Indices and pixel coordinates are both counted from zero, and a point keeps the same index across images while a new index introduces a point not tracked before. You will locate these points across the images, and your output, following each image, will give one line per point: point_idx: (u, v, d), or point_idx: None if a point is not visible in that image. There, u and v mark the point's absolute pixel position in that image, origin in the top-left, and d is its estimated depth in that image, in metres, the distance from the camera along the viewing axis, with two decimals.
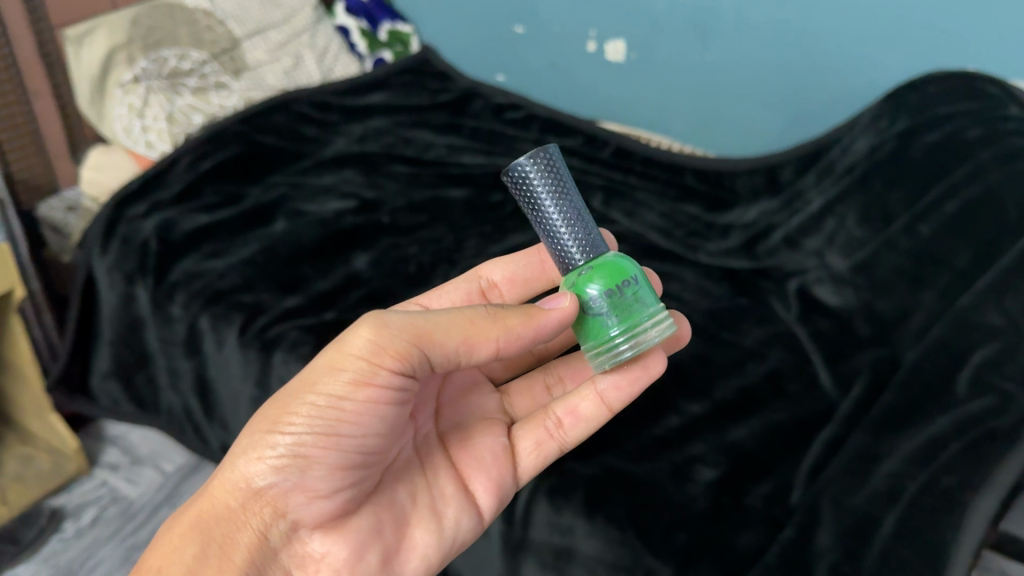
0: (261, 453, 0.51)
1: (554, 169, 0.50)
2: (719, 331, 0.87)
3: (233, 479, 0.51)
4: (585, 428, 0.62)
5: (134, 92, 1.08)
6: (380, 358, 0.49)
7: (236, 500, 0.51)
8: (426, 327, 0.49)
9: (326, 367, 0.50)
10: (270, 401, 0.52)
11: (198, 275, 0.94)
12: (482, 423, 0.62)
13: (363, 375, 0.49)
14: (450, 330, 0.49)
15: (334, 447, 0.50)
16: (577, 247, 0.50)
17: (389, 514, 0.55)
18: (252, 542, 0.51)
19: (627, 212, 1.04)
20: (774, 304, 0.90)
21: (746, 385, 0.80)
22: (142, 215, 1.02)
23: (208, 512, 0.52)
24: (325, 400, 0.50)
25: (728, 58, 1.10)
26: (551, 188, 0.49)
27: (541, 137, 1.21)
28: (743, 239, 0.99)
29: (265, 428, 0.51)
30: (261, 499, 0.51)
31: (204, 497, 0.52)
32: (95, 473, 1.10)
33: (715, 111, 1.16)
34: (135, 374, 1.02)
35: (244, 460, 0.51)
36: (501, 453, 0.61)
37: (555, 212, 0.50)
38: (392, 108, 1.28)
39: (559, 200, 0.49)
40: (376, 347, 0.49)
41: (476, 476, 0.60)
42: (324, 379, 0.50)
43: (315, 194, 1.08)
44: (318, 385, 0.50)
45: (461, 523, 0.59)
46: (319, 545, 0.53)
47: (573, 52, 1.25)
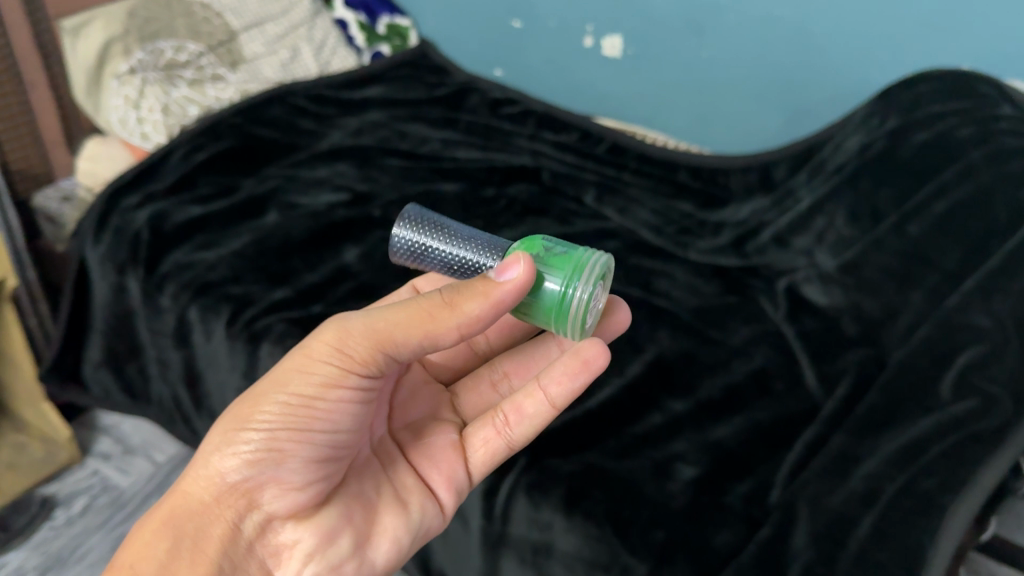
0: (234, 449, 0.51)
1: (425, 219, 0.56)
2: (705, 329, 0.87)
3: (206, 475, 0.51)
4: (531, 424, 0.59)
5: (130, 83, 1.09)
6: (351, 365, 0.50)
7: (209, 494, 0.51)
8: (387, 329, 0.49)
9: (297, 369, 0.51)
10: (241, 400, 0.53)
11: (189, 267, 0.95)
12: (434, 422, 0.62)
13: (333, 377, 0.50)
14: (406, 325, 0.48)
15: (308, 442, 0.51)
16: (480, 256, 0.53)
17: (358, 505, 0.55)
18: (224, 534, 0.51)
19: (619, 209, 1.04)
20: (763, 303, 0.90)
21: (731, 384, 0.80)
22: (135, 205, 1.03)
23: (182, 507, 0.51)
24: (297, 398, 0.50)
25: (724, 55, 1.09)
26: (427, 233, 0.55)
27: (537, 133, 1.21)
28: (733, 237, 0.99)
29: (236, 424, 0.51)
30: (234, 492, 0.51)
31: (175, 494, 0.52)
32: (87, 462, 1.10)
33: (710, 108, 1.15)
34: (127, 364, 1.02)
35: (217, 455, 0.51)
36: (455, 449, 0.61)
37: (443, 246, 0.54)
38: (389, 101, 1.28)
39: (440, 236, 0.55)
40: (344, 354, 0.50)
41: (433, 471, 0.59)
42: (294, 378, 0.51)
43: (309, 187, 1.08)
44: (289, 384, 0.51)
45: (429, 514, 0.59)
46: (291, 534, 0.53)
47: (570, 48, 1.24)
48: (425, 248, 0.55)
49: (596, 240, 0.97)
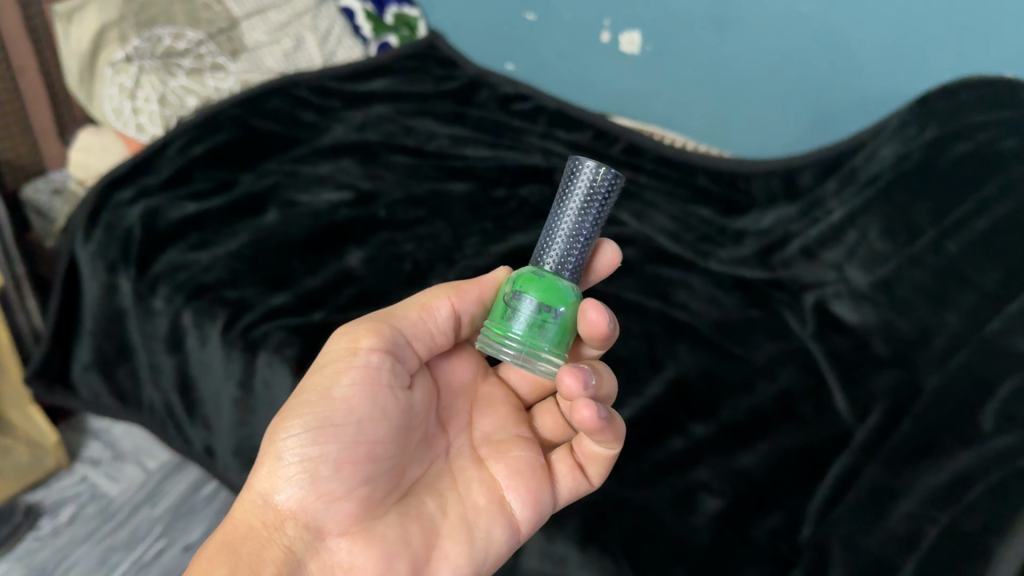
0: (270, 468, 0.49)
1: (571, 263, 0.51)
2: (727, 344, 0.82)
3: (250, 501, 0.49)
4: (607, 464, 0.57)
5: (126, 72, 1.04)
6: (357, 340, 0.51)
7: (256, 518, 0.49)
8: (386, 311, 0.54)
9: (315, 370, 0.52)
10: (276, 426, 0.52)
11: (183, 268, 0.90)
12: (515, 438, 0.58)
13: (344, 361, 0.51)
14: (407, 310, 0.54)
15: (338, 440, 0.49)
16: (564, 227, 0.51)
17: (416, 522, 0.52)
18: (280, 556, 0.47)
19: (636, 213, 0.98)
20: (789, 318, 0.85)
21: (755, 407, 0.75)
22: (128, 200, 0.98)
23: (232, 535, 0.48)
24: (316, 394, 0.50)
25: (749, 54, 1.04)
26: (568, 248, 0.51)
27: (549, 130, 1.16)
28: (758, 248, 0.94)
29: (269, 444, 0.50)
30: (281, 513, 0.49)
31: (223, 531, 0.49)
32: (75, 467, 1.06)
33: (732, 110, 1.10)
34: (117, 368, 0.98)
35: (256, 478, 0.50)
36: (538, 468, 0.57)
37: (563, 229, 0.51)
38: (395, 95, 1.22)
39: (564, 250, 0.51)
40: (351, 334, 0.52)
41: (512, 487, 0.55)
42: (312, 378, 0.51)
43: (310, 184, 1.03)
44: (306, 387, 0.51)
45: (498, 532, 0.54)
46: (347, 554, 0.49)
47: (586, 43, 1.18)
48: (575, 236, 0.51)
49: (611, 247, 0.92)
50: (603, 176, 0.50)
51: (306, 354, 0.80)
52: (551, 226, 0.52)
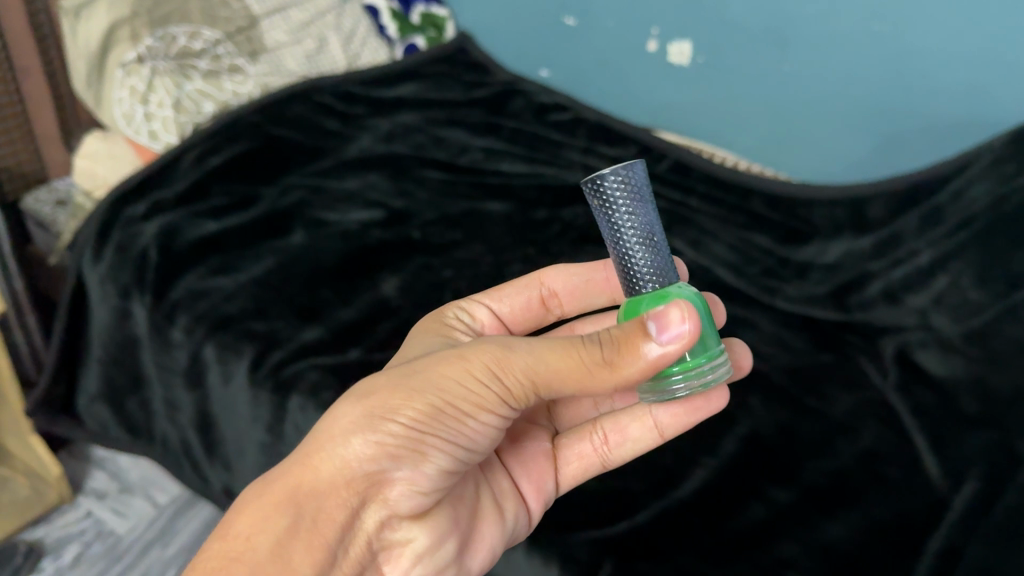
0: (368, 441, 0.45)
1: (661, 267, 0.47)
2: (803, 397, 0.76)
3: (330, 461, 0.46)
4: (631, 450, 0.59)
5: (137, 73, 0.96)
6: (510, 394, 0.46)
7: (338, 475, 0.46)
8: (548, 371, 0.45)
9: (458, 385, 0.46)
10: (381, 386, 0.47)
11: (203, 295, 0.83)
12: (528, 424, 0.61)
13: (487, 402, 0.46)
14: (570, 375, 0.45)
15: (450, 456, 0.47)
16: (635, 240, 0.46)
17: (461, 505, 0.53)
18: (345, 521, 0.46)
19: (691, 243, 0.92)
20: (866, 366, 0.79)
21: (840, 469, 0.69)
22: (142, 216, 0.91)
23: (307, 481, 0.45)
24: (454, 410, 0.46)
25: (810, 70, 0.97)
26: (650, 261, 0.46)
27: (590, 145, 1.09)
28: (831, 287, 0.87)
29: (383, 412, 0.46)
30: (358, 484, 0.46)
31: (302, 464, 0.46)
32: (79, 501, 0.98)
33: (791, 130, 1.03)
34: (128, 399, 0.90)
35: (357, 439, 0.46)
36: (546, 459, 0.60)
37: (636, 246, 0.46)
38: (423, 102, 1.15)
39: (651, 260, 0.46)
40: (506, 379, 0.46)
41: (524, 475, 0.58)
42: (453, 386, 0.46)
43: (338, 202, 0.96)
44: (450, 392, 0.46)
45: (520, 519, 0.57)
46: (406, 532, 0.50)
47: (630, 52, 1.11)
48: (651, 244, 0.46)
49: None
50: (629, 172, 0.45)
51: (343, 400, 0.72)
52: (620, 246, 0.46)
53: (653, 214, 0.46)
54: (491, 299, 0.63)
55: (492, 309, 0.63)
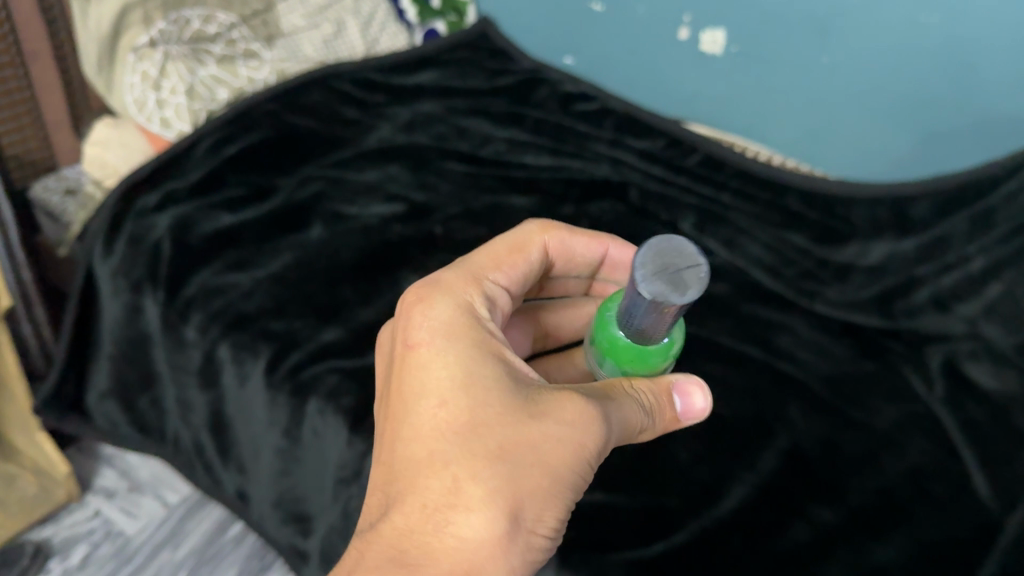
0: (520, 557, 0.44)
1: (646, 338, 0.52)
2: (845, 407, 0.73)
3: None
4: None
5: (149, 58, 0.93)
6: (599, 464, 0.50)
7: None
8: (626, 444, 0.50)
9: (576, 477, 0.47)
10: (512, 487, 0.44)
11: (219, 292, 0.79)
12: None
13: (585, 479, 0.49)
14: (625, 438, 0.52)
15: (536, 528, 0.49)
16: (639, 320, 0.50)
17: None
18: None
19: (725, 242, 0.89)
20: (909, 375, 0.75)
21: (886, 486, 0.66)
22: (154, 207, 0.88)
23: None
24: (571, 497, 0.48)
25: (850, 62, 0.93)
26: (641, 332, 0.51)
27: (618, 137, 1.05)
28: (877, 291, 0.83)
29: (534, 522, 0.45)
30: None
31: None
32: (88, 500, 0.96)
33: (828, 123, 0.99)
34: (139, 396, 0.87)
35: (518, 554, 0.44)
36: None
37: (638, 320, 0.50)
38: (445, 89, 1.10)
39: (641, 331, 0.51)
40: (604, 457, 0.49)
41: None
42: (579, 476, 0.47)
43: (357, 195, 0.92)
44: (574, 484, 0.47)
45: None
46: None
47: (660, 40, 1.07)
48: (653, 327, 0.51)
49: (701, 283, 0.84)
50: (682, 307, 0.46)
51: (364, 406, 0.70)
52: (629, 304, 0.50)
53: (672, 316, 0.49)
54: (506, 274, 0.58)
55: (506, 285, 0.58)
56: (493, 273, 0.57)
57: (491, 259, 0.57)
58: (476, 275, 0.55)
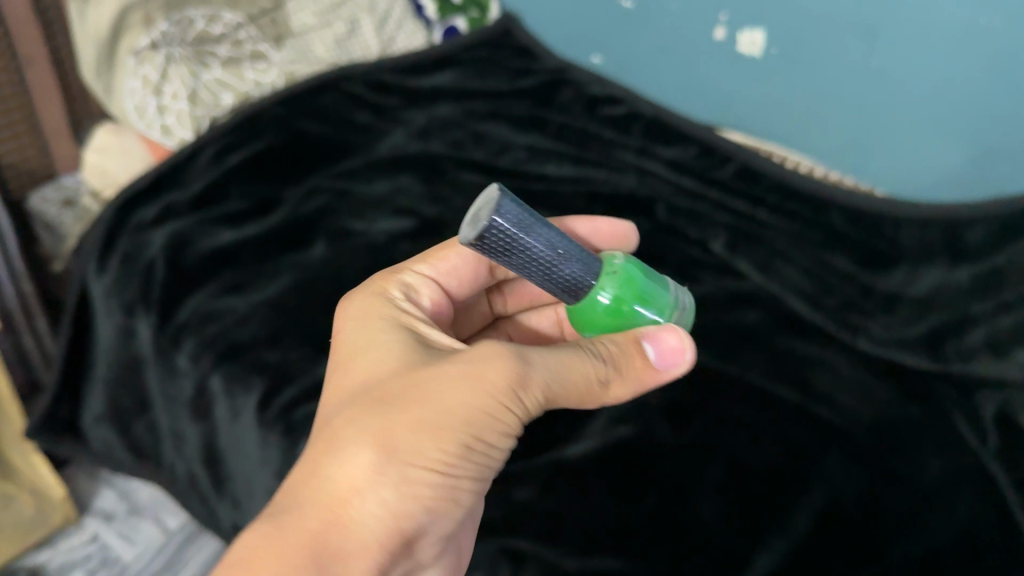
0: (393, 490, 0.42)
1: (570, 284, 0.49)
2: (888, 458, 0.66)
3: (357, 520, 0.42)
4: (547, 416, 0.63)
5: (150, 62, 0.89)
6: (528, 412, 0.46)
7: (373, 538, 0.42)
8: (559, 389, 0.47)
9: (481, 417, 0.44)
10: (388, 423, 0.43)
11: (213, 318, 0.75)
12: None
13: (509, 426, 0.45)
14: (578, 388, 0.48)
15: (470, 489, 0.46)
16: (533, 274, 0.48)
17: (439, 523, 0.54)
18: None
19: (761, 266, 0.82)
20: (960, 424, 0.68)
21: (932, 551, 0.59)
22: (152, 222, 0.84)
23: (330, 544, 0.41)
24: (485, 445, 0.45)
25: (901, 68, 0.85)
26: (553, 281, 0.49)
27: (646, 146, 0.98)
28: (927, 329, 0.76)
29: (412, 458, 0.43)
30: (391, 544, 0.43)
31: (326, 524, 0.41)
32: (86, 523, 0.93)
33: (874, 133, 0.91)
34: (134, 422, 0.83)
35: (392, 493, 0.42)
36: None
37: (534, 275, 0.48)
38: (464, 91, 1.04)
39: (553, 280, 0.49)
40: (524, 398, 0.46)
41: None
42: (476, 413, 0.44)
43: (365, 209, 0.86)
44: (476, 426, 0.44)
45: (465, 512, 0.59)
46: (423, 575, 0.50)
47: (694, 40, 0.99)
48: (552, 268, 0.48)
49: (732, 311, 0.78)
50: (493, 237, 0.44)
51: None
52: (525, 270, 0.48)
53: (544, 238, 0.47)
54: (433, 266, 0.58)
55: (434, 278, 0.58)
56: (417, 265, 0.58)
57: (418, 256, 0.59)
58: (397, 270, 0.57)
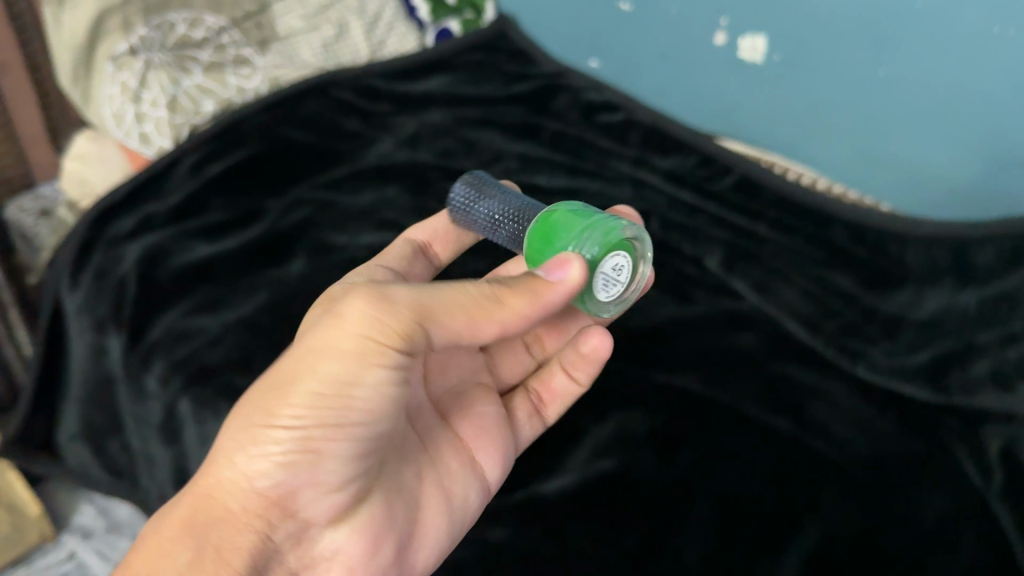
0: (247, 447, 0.43)
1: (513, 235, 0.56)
2: (888, 497, 0.62)
3: (220, 485, 0.44)
4: (564, 402, 0.63)
5: (129, 67, 0.86)
6: (385, 339, 0.42)
7: (237, 503, 0.44)
8: (428, 306, 0.43)
9: (328, 358, 0.43)
10: (252, 391, 0.45)
11: (184, 338, 0.72)
12: (477, 391, 0.59)
13: (366, 359, 0.43)
14: (449, 308, 0.43)
15: (344, 437, 0.44)
16: (495, 232, 0.61)
17: (399, 499, 0.50)
18: (256, 546, 0.44)
19: (758, 286, 0.78)
20: (964, 461, 0.65)
21: None
22: (128, 234, 0.81)
23: (200, 509, 0.44)
24: (337, 385, 0.43)
25: (910, 77, 0.80)
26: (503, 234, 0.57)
27: (643, 156, 0.94)
28: (930, 357, 0.72)
29: (262, 416, 0.43)
30: (259, 502, 0.44)
31: (198, 494, 0.44)
32: (63, 540, 0.91)
33: (881, 144, 0.87)
34: (108, 441, 0.81)
35: (245, 454, 0.43)
36: (500, 423, 0.58)
37: (497, 235, 0.61)
38: (455, 97, 1.01)
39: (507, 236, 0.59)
40: (376, 326, 0.42)
41: (481, 446, 0.56)
42: (319, 360, 0.43)
43: (348, 222, 0.82)
44: (320, 367, 0.43)
45: (467, 496, 0.54)
46: (330, 541, 0.46)
47: (693, 45, 0.96)
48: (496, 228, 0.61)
49: (727, 334, 0.74)
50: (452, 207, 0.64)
51: None
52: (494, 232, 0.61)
53: (493, 205, 0.61)
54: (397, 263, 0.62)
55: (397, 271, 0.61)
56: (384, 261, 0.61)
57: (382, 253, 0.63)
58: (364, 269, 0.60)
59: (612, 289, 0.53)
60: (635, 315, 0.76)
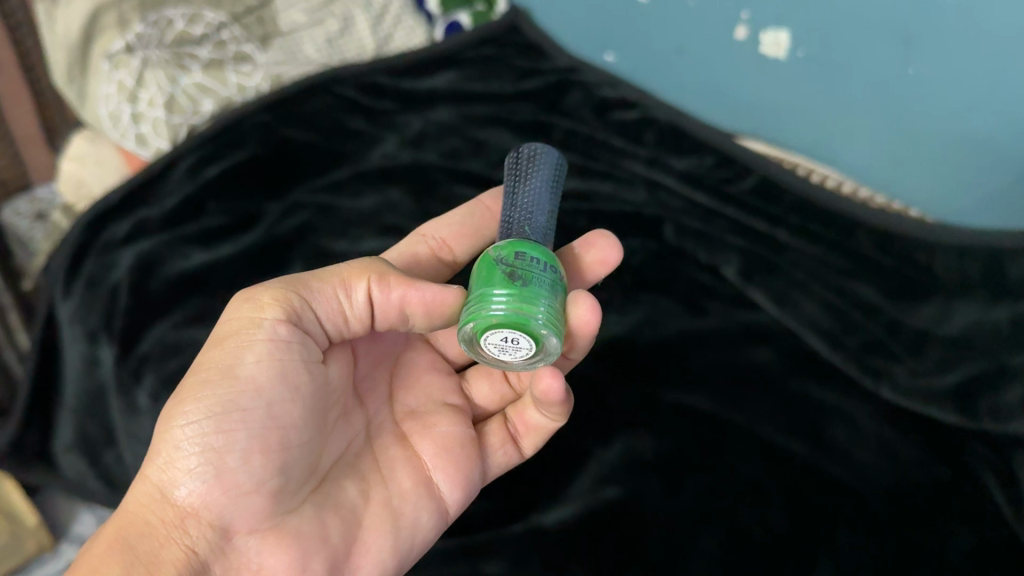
0: (158, 454, 0.46)
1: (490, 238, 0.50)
2: (910, 532, 0.58)
3: (139, 499, 0.45)
4: (544, 435, 0.56)
5: (125, 65, 0.83)
6: (259, 311, 0.47)
7: (154, 514, 0.45)
8: (301, 279, 0.49)
9: (217, 352, 0.47)
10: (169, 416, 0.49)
11: (175, 351, 0.70)
12: (446, 412, 0.56)
13: (246, 336, 0.47)
14: (319, 280, 0.49)
15: (237, 427, 0.45)
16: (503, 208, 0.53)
17: (336, 514, 0.48)
18: (179, 557, 0.44)
19: (777, 298, 0.74)
20: (995, 492, 0.61)
21: None
22: (122, 240, 0.79)
23: (124, 526, 0.45)
24: (226, 365, 0.47)
25: (939, 75, 0.76)
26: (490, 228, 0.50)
27: (657, 156, 0.90)
28: (959, 377, 0.68)
29: (168, 424, 0.46)
30: (172, 509, 0.45)
31: (120, 516, 0.45)
32: (62, 549, 0.90)
33: (908, 144, 0.82)
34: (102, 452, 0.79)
35: (160, 464, 0.45)
36: (465, 444, 0.54)
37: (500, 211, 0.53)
38: (462, 93, 0.97)
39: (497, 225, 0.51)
40: (253, 302, 0.48)
41: (439, 467, 0.53)
42: (211, 355, 0.47)
43: (347, 227, 0.79)
44: (212, 356, 0.47)
45: (421, 516, 0.51)
46: (257, 553, 0.46)
47: (710, 39, 0.91)
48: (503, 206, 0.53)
49: (742, 350, 0.70)
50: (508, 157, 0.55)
51: None
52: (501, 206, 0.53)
53: (524, 191, 0.52)
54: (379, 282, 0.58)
55: None
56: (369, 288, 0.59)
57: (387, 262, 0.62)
58: None
59: (526, 348, 0.45)
60: (645, 326, 0.72)
